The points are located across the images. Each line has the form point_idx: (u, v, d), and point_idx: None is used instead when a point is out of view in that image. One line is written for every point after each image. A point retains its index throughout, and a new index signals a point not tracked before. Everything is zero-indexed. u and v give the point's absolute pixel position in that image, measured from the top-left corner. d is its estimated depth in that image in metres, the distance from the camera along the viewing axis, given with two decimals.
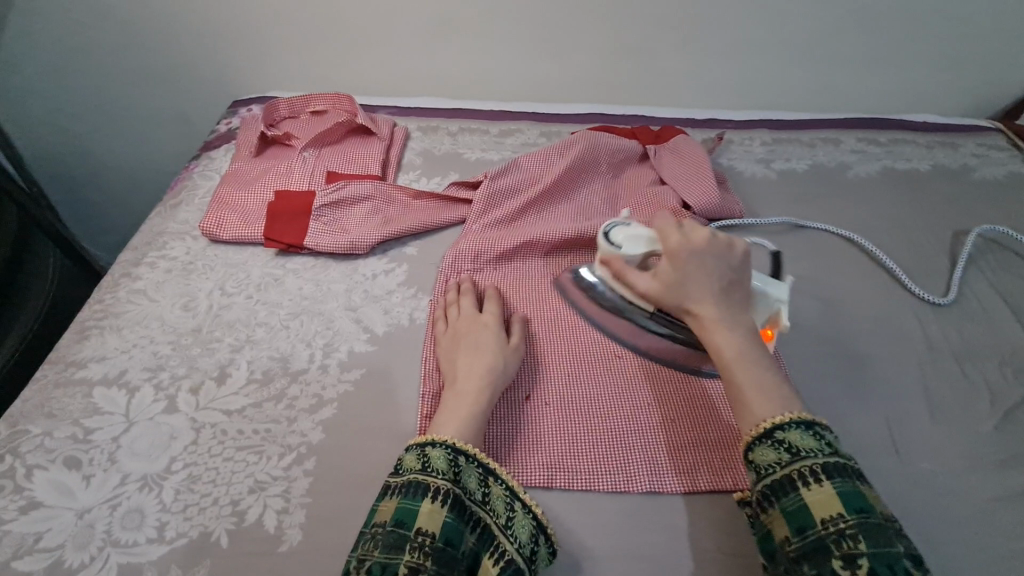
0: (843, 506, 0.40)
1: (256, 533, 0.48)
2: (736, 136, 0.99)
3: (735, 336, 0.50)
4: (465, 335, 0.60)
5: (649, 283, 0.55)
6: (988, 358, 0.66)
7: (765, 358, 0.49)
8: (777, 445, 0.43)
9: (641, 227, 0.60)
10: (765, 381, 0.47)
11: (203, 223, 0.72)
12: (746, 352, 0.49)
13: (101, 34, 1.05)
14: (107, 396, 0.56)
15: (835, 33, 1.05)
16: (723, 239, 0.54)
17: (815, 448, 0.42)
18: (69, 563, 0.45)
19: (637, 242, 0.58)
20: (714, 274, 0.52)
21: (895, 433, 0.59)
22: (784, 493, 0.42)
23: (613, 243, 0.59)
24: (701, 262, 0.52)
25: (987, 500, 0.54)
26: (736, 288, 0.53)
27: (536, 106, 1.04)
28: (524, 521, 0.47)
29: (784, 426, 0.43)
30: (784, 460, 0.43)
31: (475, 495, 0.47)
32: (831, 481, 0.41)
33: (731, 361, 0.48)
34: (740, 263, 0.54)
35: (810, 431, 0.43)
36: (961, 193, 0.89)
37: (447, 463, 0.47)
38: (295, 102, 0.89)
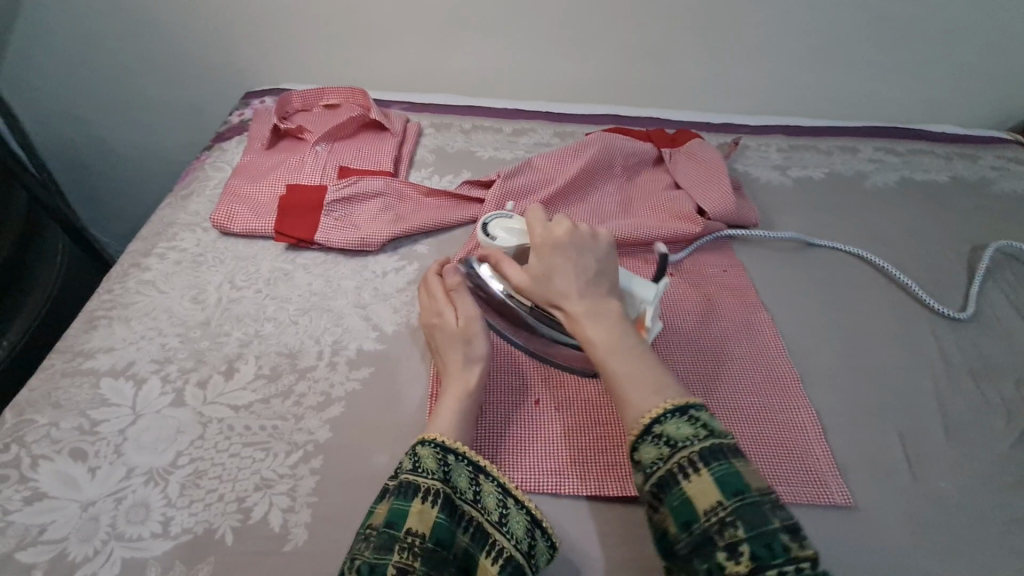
0: (720, 493, 0.39)
1: (262, 531, 0.47)
2: (752, 142, 0.97)
3: (606, 326, 0.48)
4: (446, 331, 0.58)
5: (521, 279, 0.53)
6: (1005, 376, 0.65)
7: (637, 344, 0.48)
8: (656, 441, 0.42)
9: (518, 220, 0.60)
10: (637, 368, 0.46)
11: (214, 216, 0.72)
12: (617, 341, 0.48)
13: (115, 22, 1.05)
14: (114, 388, 0.56)
15: (855, 39, 1.03)
16: (587, 230, 0.54)
17: (691, 435, 0.42)
18: (73, 557, 0.45)
19: (512, 234, 0.59)
20: (580, 262, 0.51)
21: (909, 449, 0.58)
22: (669, 489, 0.41)
23: (489, 234, 0.60)
24: (565, 252, 0.52)
25: (1002, 520, 0.53)
26: (605, 274, 0.52)
27: (550, 106, 1.04)
28: (519, 517, 0.46)
29: (661, 419, 0.43)
30: (665, 454, 0.42)
31: (465, 493, 0.46)
32: (709, 468, 0.40)
33: (604, 352, 0.47)
34: (607, 252, 0.53)
35: (685, 417, 0.43)
36: (980, 206, 0.88)
37: (436, 462, 0.47)
38: (308, 95, 0.89)
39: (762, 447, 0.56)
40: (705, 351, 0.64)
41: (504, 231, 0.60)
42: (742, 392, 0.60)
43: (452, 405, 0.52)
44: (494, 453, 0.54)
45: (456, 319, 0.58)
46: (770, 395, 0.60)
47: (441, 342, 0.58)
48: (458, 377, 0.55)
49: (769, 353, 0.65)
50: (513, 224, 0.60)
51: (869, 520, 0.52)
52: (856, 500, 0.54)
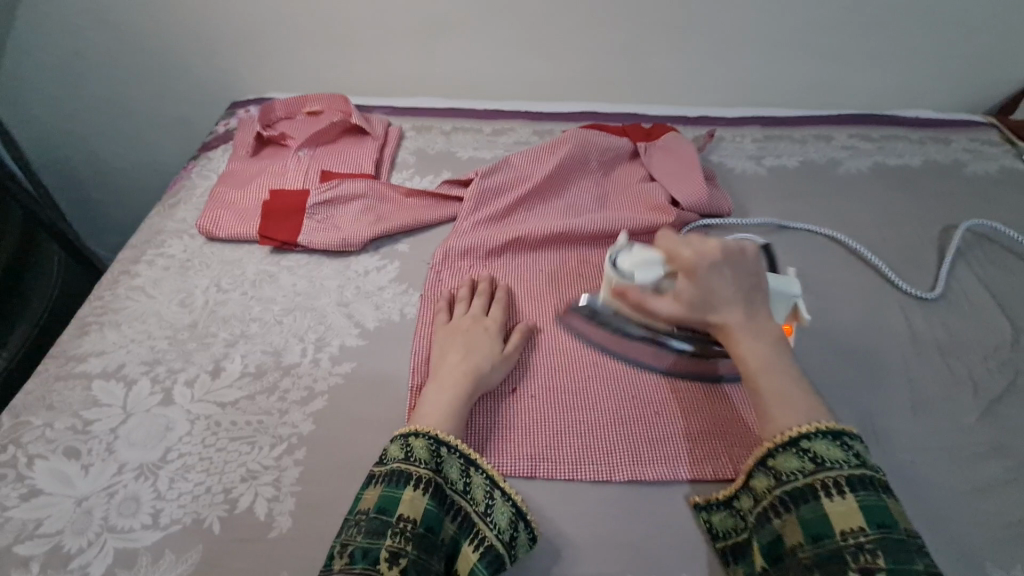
0: (864, 520, 0.42)
1: (247, 520, 0.49)
2: (727, 133, 0.99)
3: (762, 347, 0.52)
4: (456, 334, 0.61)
5: (673, 308, 0.54)
6: (972, 351, 0.67)
7: (789, 363, 0.51)
8: (802, 454, 0.46)
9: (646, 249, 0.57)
10: (793, 387, 0.49)
11: (200, 222, 0.74)
12: (773, 362, 0.51)
13: (103, 39, 1.08)
14: (106, 389, 0.58)
15: (828, 29, 1.05)
16: (736, 244, 0.55)
17: (841, 460, 0.45)
18: (67, 548, 0.47)
19: (650, 268, 0.56)
20: (736, 284, 0.53)
21: (876, 425, 0.60)
22: (805, 501, 0.44)
23: (624, 273, 0.57)
24: (720, 275, 0.53)
25: (967, 490, 0.55)
26: (758, 294, 0.54)
27: (529, 105, 1.06)
28: (504, 508, 0.49)
29: (811, 437, 0.46)
30: (808, 469, 0.45)
31: (455, 484, 0.48)
32: (855, 494, 0.43)
33: (760, 375, 0.50)
34: (757, 270, 0.55)
35: (837, 442, 0.45)
36: (951, 188, 0.90)
37: (429, 453, 0.49)
38: (291, 103, 0.91)
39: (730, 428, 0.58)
40: None
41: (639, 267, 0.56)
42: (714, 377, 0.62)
43: (437, 393, 0.55)
44: (470, 443, 0.56)
45: (505, 346, 0.62)
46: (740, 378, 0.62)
47: (456, 345, 0.60)
48: (447, 373, 0.57)
49: None
50: (636, 257, 0.57)
51: None
52: None
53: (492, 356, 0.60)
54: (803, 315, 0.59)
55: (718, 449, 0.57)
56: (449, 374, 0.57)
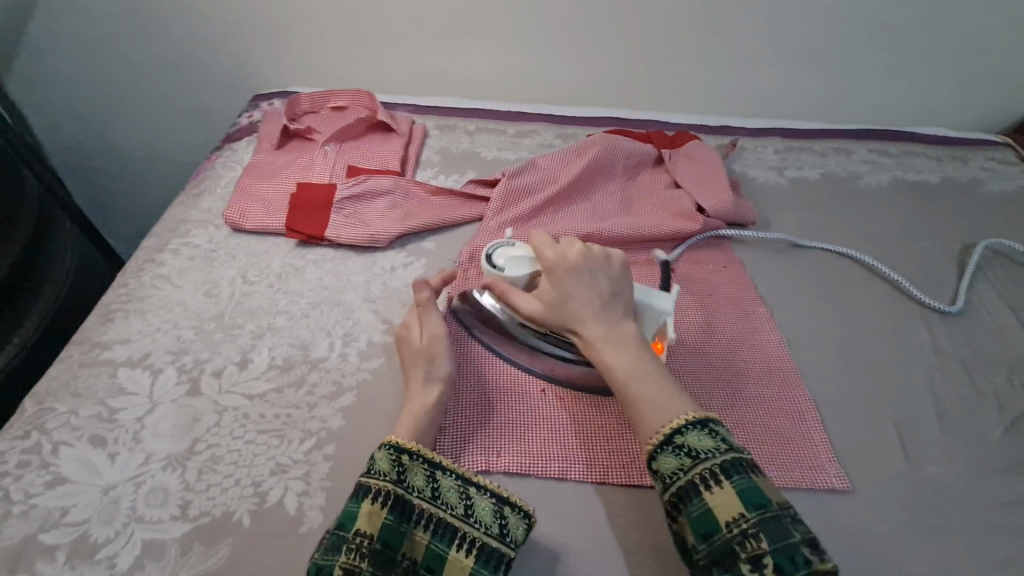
0: (743, 505, 0.41)
1: (278, 513, 0.49)
2: (749, 143, 1.00)
3: (623, 351, 0.49)
4: (411, 346, 0.57)
5: (535, 306, 0.54)
6: (995, 366, 0.67)
7: (654, 364, 0.49)
8: (677, 451, 0.43)
9: (521, 248, 0.60)
10: (657, 388, 0.47)
11: (227, 213, 0.74)
12: (635, 365, 0.48)
13: (126, 27, 1.07)
14: (132, 377, 0.57)
15: (850, 44, 1.06)
16: (599, 252, 0.55)
17: (712, 448, 0.43)
18: (94, 538, 0.46)
19: (520, 263, 0.58)
20: (592, 287, 0.52)
21: (904, 439, 0.60)
22: (689, 500, 0.42)
23: (496, 265, 0.59)
24: (577, 275, 0.53)
25: (994, 504, 0.55)
26: (617, 301, 0.53)
27: (553, 109, 1.06)
28: (484, 504, 0.47)
29: (683, 429, 0.44)
30: (686, 465, 0.43)
31: (422, 492, 0.46)
32: (730, 480, 0.42)
33: (624, 375, 0.48)
34: (616, 277, 0.54)
35: (705, 430, 0.44)
36: (970, 205, 0.91)
37: (390, 464, 0.47)
38: (316, 97, 0.91)
39: (766, 435, 0.58)
40: (702, 345, 0.66)
41: (510, 260, 0.59)
42: (738, 383, 0.62)
43: (416, 397, 0.54)
44: (501, 442, 0.55)
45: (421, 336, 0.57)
46: (771, 388, 0.62)
47: (407, 351, 0.58)
48: (418, 378, 0.55)
49: (766, 347, 0.66)
50: (515, 251, 0.59)
51: (864, 501, 0.54)
52: (853, 484, 0.56)
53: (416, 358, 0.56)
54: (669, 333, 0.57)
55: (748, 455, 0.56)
56: (431, 376, 0.55)
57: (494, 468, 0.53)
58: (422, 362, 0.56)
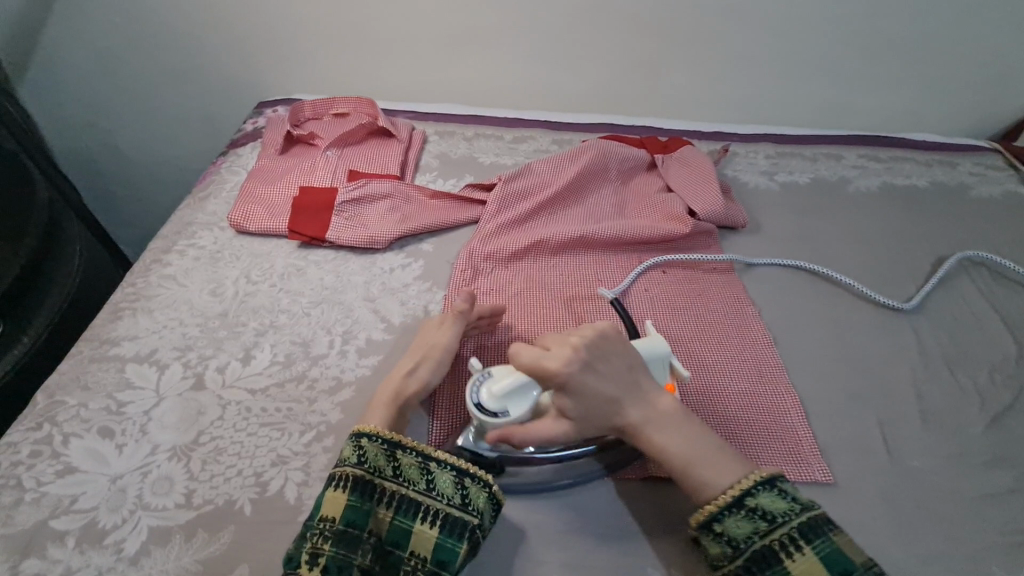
0: (826, 570, 0.42)
1: (278, 502, 0.51)
2: (741, 149, 1.02)
3: (671, 435, 0.49)
4: (422, 337, 0.61)
5: (562, 422, 0.50)
6: (977, 365, 0.69)
7: (701, 437, 0.50)
8: (752, 515, 0.45)
9: (501, 377, 0.52)
10: (716, 466, 0.48)
11: (231, 215, 0.76)
12: (689, 445, 0.49)
13: (135, 36, 1.10)
14: (139, 372, 0.60)
15: (840, 52, 1.08)
16: (596, 333, 0.52)
17: (787, 510, 0.45)
18: (103, 524, 0.48)
19: (519, 398, 0.51)
20: (612, 378, 0.51)
21: (887, 434, 0.61)
22: (769, 564, 0.44)
23: (494, 412, 0.51)
24: (591, 373, 0.50)
25: (975, 497, 0.57)
26: (638, 379, 0.52)
27: (550, 115, 1.08)
28: (444, 477, 0.49)
29: (754, 492, 0.46)
30: (762, 529, 0.45)
31: (383, 470, 0.49)
32: (811, 544, 0.43)
33: (685, 464, 0.48)
34: (626, 354, 0.52)
35: (775, 491, 0.46)
36: (957, 209, 0.92)
37: (351, 449, 0.49)
38: (319, 104, 0.93)
39: (753, 432, 0.59)
40: (693, 344, 0.68)
41: (506, 399, 0.51)
42: (725, 381, 0.64)
43: (392, 385, 0.55)
44: None
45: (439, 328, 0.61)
46: (759, 386, 0.63)
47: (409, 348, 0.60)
48: (402, 369, 0.57)
49: (755, 344, 0.68)
50: (500, 385, 0.51)
51: (848, 494, 0.56)
52: (836, 478, 0.57)
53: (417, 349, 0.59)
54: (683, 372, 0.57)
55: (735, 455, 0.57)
56: (414, 375, 0.56)
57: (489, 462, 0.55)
58: (412, 360, 0.58)
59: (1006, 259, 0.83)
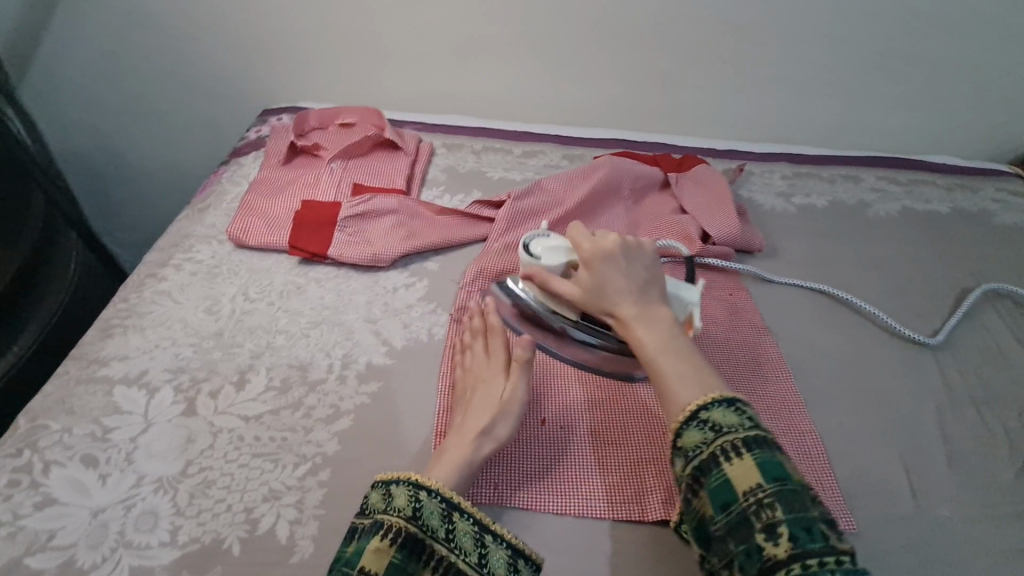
0: (762, 477, 0.40)
1: (268, 542, 0.48)
2: (756, 168, 0.99)
3: (654, 329, 0.50)
4: (488, 394, 0.56)
5: (571, 290, 0.56)
6: (1006, 405, 0.66)
7: (686, 346, 0.49)
8: (702, 425, 0.43)
9: (558, 238, 0.60)
10: (687, 367, 0.47)
11: (230, 229, 0.74)
12: (667, 343, 0.49)
13: (139, 39, 1.08)
14: (127, 395, 0.57)
15: (858, 72, 1.06)
16: (635, 239, 0.57)
17: (737, 423, 0.43)
18: (81, 563, 0.45)
19: (557, 252, 0.59)
20: (630, 271, 0.54)
21: (913, 478, 0.58)
22: (708, 471, 0.42)
23: (533, 255, 0.60)
24: (613, 261, 0.54)
25: (1009, 550, 0.53)
26: (653, 285, 0.54)
27: (560, 129, 1.06)
28: (499, 554, 0.46)
29: (708, 406, 0.44)
30: (709, 438, 0.43)
31: (437, 532, 0.46)
32: (752, 453, 0.41)
33: (654, 353, 0.49)
34: (652, 261, 0.56)
35: (732, 408, 0.44)
36: (981, 236, 0.89)
37: (407, 499, 0.47)
38: (324, 114, 0.91)
39: None
40: None
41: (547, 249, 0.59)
42: None
43: (459, 450, 0.52)
44: (498, 476, 0.54)
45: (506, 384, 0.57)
46: (777, 422, 0.61)
47: (477, 398, 0.56)
48: (473, 432, 0.53)
49: (774, 379, 0.65)
50: (552, 241, 0.60)
51: (873, 544, 0.53)
52: (860, 526, 0.54)
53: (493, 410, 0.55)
54: (696, 323, 0.57)
55: None
56: (488, 435, 0.53)
57: (504, 503, 0.52)
58: (488, 416, 0.54)
59: None
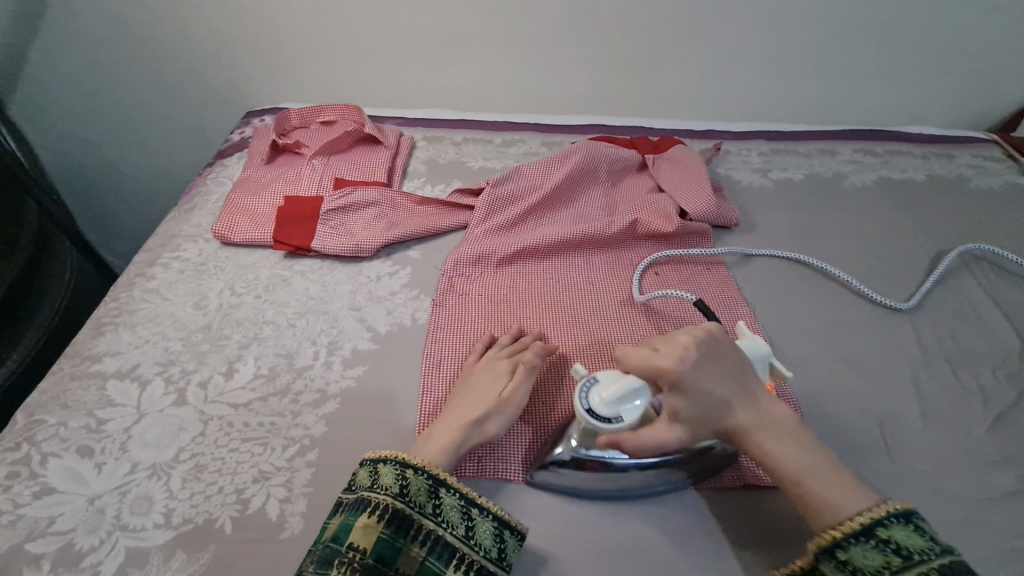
0: None
1: (259, 520, 0.49)
2: (734, 147, 1.01)
3: (783, 442, 0.49)
4: (488, 387, 0.57)
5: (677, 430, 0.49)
6: (979, 362, 0.67)
7: (815, 451, 0.49)
8: (885, 547, 0.43)
9: (615, 381, 0.49)
10: (831, 480, 0.47)
11: (216, 227, 0.75)
12: (802, 458, 0.48)
13: (123, 49, 1.10)
14: (120, 389, 0.58)
15: (832, 48, 1.07)
16: (709, 333, 0.53)
17: (925, 547, 0.42)
18: (79, 546, 0.47)
19: (634, 403, 0.49)
20: (724, 380, 0.50)
21: (887, 435, 0.60)
22: None
23: (608, 420, 0.48)
24: (706, 376, 0.50)
25: (981, 499, 0.55)
26: (750, 385, 0.51)
27: (539, 117, 1.07)
28: (485, 526, 0.48)
29: (886, 523, 0.43)
30: (895, 563, 0.42)
31: (424, 507, 0.48)
32: None
33: (795, 473, 0.47)
34: (738, 357, 0.52)
35: (911, 526, 0.43)
36: (956, 202, 0.91)
37: (394, 477, 0.48)
38: (306, 112, 0.93)
39: None
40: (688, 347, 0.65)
41: (619, 406, 0.48)
42: None
43: (444, 433, 0.53)
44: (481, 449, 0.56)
45: (508, 384, 0.57)
46: None
47: (477, 388, 0.57)
48: (464, 419, 0.53)
49: None
50: (611, 390, 0.49)
51: None
52: None
53: (489, 404, 0.55)
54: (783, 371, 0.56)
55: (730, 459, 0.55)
56: (481, 426, 0.54)
57: (485, 474, 0.54)
58: (485, 407, 0.55)
59: (1008, 252, 0.81)
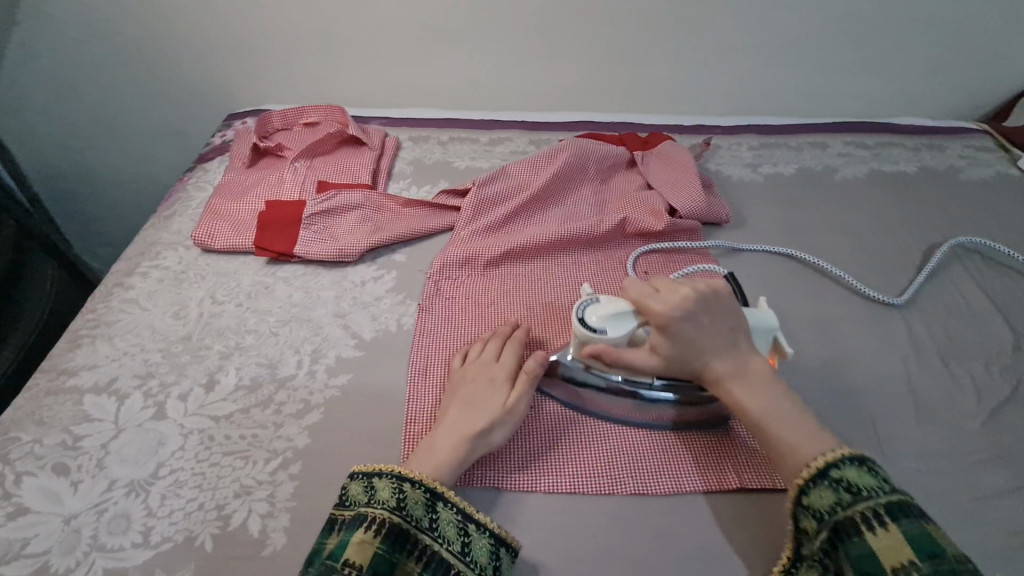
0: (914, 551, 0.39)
1: (240, 537, 0.48)
2: (724, 142, 1.00)
3: (756, 391, 0.50)
4: (489, 397, 0.55)
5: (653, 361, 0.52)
6: (972, 356, 0.66)
7: (790, 404, 0.50)
8: (836, 486, 0.44)
9: (614, 302, 0.54)
10: (800, 429, 0.48)
11: (196, 233, 0.74)
12: (774, 406, 0.49)
13: (100, 53, 1.08)
14: (97, 404, 0.57)
15: (821, 39, 1.06)
16: (706, 286, 0.54)
17: (875, 486, 0.43)
18: (55, 568, 0.46)
19: (620, 321, 0.53)
20: (712, 328, 0.52)
21: (880, 433, 0.59)
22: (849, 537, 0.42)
23: (592, 328, 0.53)
24: (693, 322, 0.51)
25: (975, 497, 0.54)
26: (737, 336, 0.53)
27: (527, 114, 1.06)
28: (481, 542, 0.47)
29: (840, 464, 0.45)
30: (846, 501, 0.43)
31: (420, 521, 0.46)
32: (899, 523, 0.41)
33: (762, 419, 0.49)
34: (732, 309, 0.53)
35: (864, 468, 0.44)
36: (948, 193, 0.90)
37: (391, 491, 0.47)
38: (288, 114, 0.91)
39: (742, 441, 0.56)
40: None
41: (608, 319, 0.53)
42: None
43: (448, 449, 0.51)
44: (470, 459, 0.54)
45: (509, 393, 0.55)
46: None
47: (476, 397, 0.55)
48: (468, 432, 0.52)
49: None
50: (605, 308, 0.54)
51: None
52: None
53: (493, 416, 0.53)
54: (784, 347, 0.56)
55: (724, 465, 0.54)
56: (484, 438, 0.52)
57: (473, 484, 0.53)
58: (488, 417, 0.53)
59: (1000, 244, 0.81)
